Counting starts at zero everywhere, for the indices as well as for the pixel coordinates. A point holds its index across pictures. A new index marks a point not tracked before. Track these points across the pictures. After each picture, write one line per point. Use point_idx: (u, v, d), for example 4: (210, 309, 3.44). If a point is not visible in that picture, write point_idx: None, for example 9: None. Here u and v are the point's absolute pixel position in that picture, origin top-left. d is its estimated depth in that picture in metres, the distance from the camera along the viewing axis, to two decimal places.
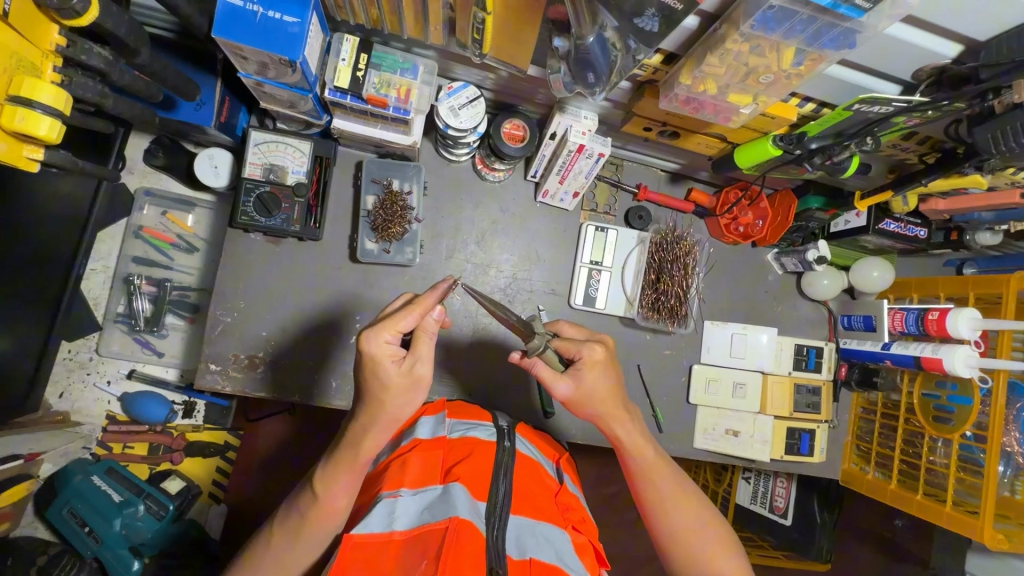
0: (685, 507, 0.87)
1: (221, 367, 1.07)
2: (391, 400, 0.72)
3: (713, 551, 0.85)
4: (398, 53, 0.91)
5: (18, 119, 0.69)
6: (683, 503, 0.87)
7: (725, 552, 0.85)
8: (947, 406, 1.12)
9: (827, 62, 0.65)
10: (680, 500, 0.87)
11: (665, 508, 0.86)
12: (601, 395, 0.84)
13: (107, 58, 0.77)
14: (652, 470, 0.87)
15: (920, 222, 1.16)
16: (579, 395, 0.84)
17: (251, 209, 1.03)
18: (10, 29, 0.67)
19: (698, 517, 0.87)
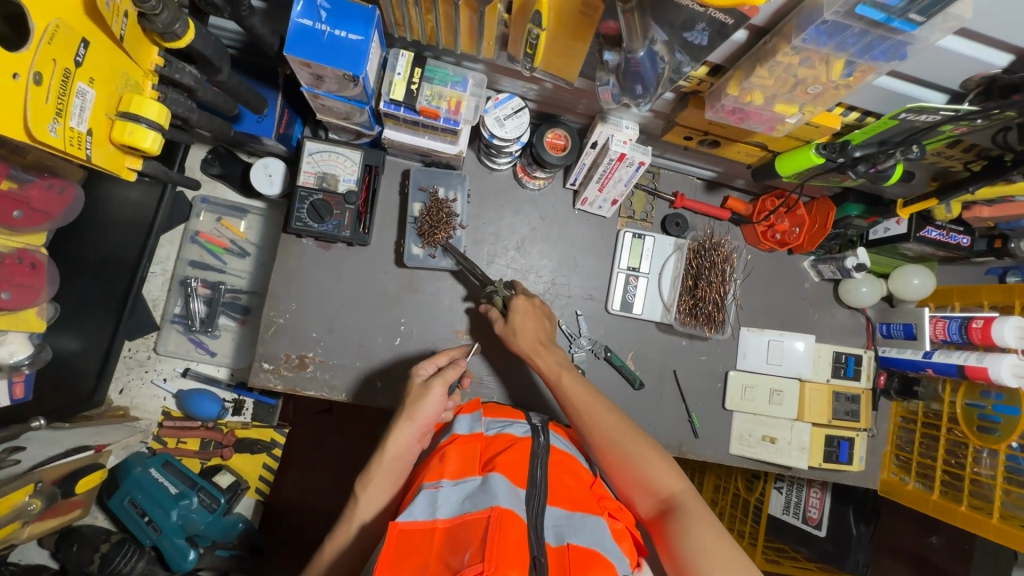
0: (606, 421, 0.92)
1: (273, 366, 1.12)
2: (421, 405, 0.93)
3: (640, 460, 0.87)
4: (449, 66, 0.96)
5: (128, 132, 0.77)
6: (604, 420, 0.92)
7: (649, 457, 0.88)
8: (991, 415, 1.11)
9: (876, 73, 0.67)
10: (599, 416, 0.92)
11: (588, 423, 0.92)
12: (525, 337, 1.03)
13: (197, 76, 0.86)
14: (571, 391, 0.96)
15: (963, 229, 1.14)
16: (510, 332, 1.04)
17: (305, 216, 1.08)
18: (124, 51, 0.76)
19: (621, 431, 0.90)
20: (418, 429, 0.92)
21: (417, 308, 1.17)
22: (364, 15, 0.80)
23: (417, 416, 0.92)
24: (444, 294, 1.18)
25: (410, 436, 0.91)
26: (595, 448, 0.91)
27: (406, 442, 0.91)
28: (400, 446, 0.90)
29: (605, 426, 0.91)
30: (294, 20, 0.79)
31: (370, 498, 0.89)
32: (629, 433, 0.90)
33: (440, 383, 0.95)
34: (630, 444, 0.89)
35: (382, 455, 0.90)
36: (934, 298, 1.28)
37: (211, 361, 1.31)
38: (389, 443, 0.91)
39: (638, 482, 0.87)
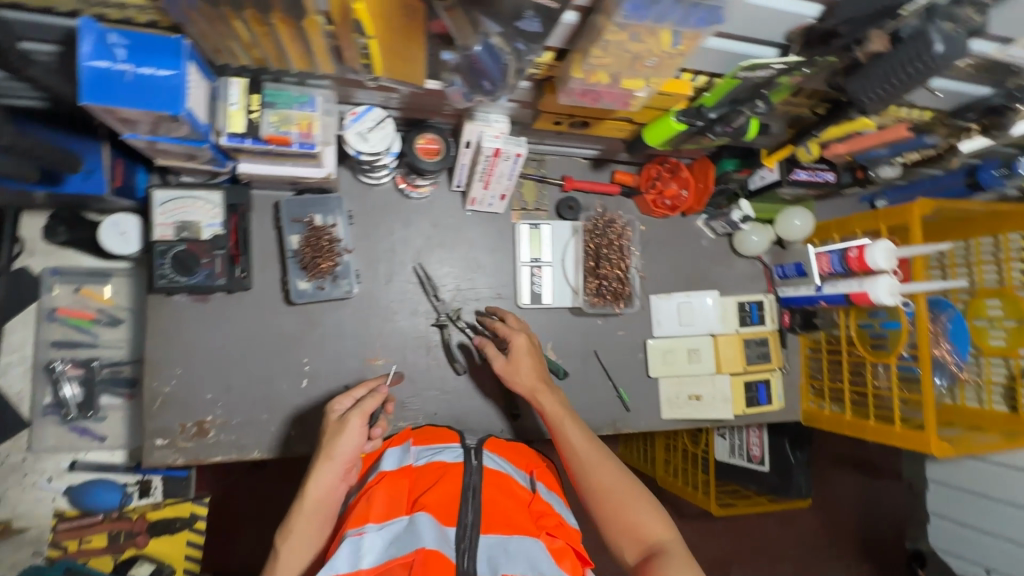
0: (607, 469, 0.92)
1: (168, 440, 1.02)
2: (338, 443, 0.83)
3: (633, 507, 0.88)
4: (291, 87, 0.88)
5: None
6: (603, 466, 0.92)
7: (643, 508, 0.88)
8: (881, 332, 1.20)
9: (703, 38, 0.67)
10: (598, 462, 0.92)
11: (587, 468, 0.92)
12: (524, 373, 1.02)
13: None
14: (572, 435, 0.96)
15: (827, 167, 1.21)
16: (511, 367, 1.03)
17: (169, 270, 0.99)
18: None
19: (619, 478, 0.91)
20: (337, 470, 0.82)
21: (320, 344, 1.10)
22: (169, 46, 0.72)
23: (335, 455, 0.82)
24: (346, 324, 1.11)
25: (330, 477, 0.82)
26: (592, 493, 0.90)
27: (325, 485, 0.82)
28: (321, 490, 0.81)
29: (603, 472, 0.91)
30: (84, 63, 0.69)
31: (292, 552, 0.80)
32: (625, 480, 0.91)
33: (358, 414, 0.84)
34: (625, 491, 0.89)
35: (301, 504, 0.81)
36: (817, 234, 1.36)
37: (102, 447, 1.18)
38: (309, 488, 0.81)
39: (628, 526, 0.87)
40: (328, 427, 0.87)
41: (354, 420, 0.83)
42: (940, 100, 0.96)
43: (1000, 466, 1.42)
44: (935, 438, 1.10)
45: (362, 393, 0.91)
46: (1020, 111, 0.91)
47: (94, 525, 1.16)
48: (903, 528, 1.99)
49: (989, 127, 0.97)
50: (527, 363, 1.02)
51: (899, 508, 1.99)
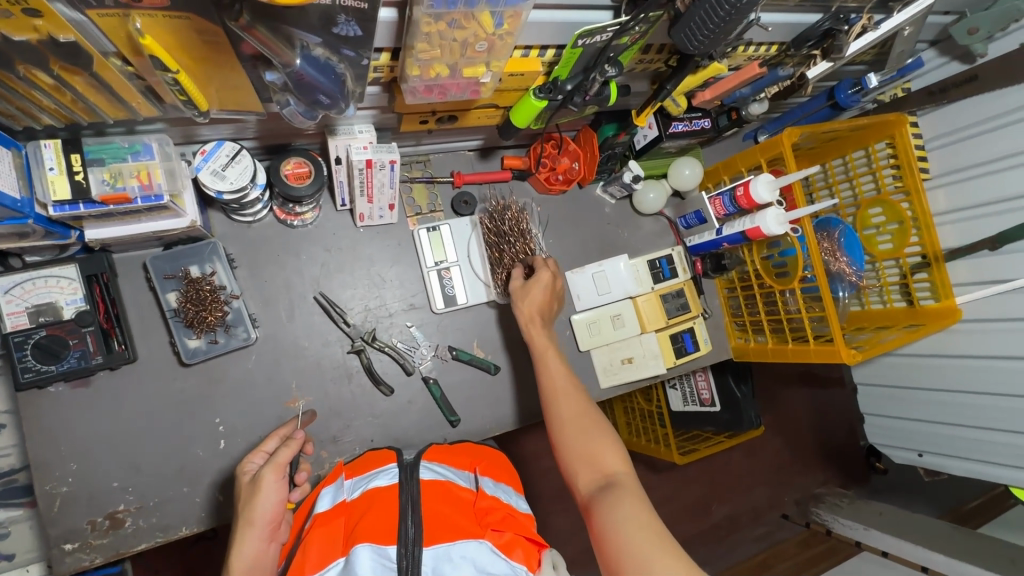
0: (580, 403, 0.96)
1: (80, 541, 0.94)
2: (258, 501, 0.79)
3: (595, 440, 0.90)
4: (119, 138, 0.81)
5: None
6: (573, 401, 0.96)
7: (606, 443, 0.90)
8: (781, 261, 1.25)
9: (524, 14, 0.66)
10: (571, 395, 0.97)
11: (557, 399, 0.97)
12: (528, 304, 1.07)
13: None
14: (551, 367, 1.01)
15: (701, 114, 1.26)
16: (524, 290, 1.09)
17: (33, 361, 0.90)
18: None
19: (586, 412, 0.95)
20: (263, 532, 0.78)
21: (229, 399, 1.03)
22: None
23: (258, 517, 0.78)
24: (254, 372, 1.05)
25: (255, 540, 0.77)
26: (561, 421, 0.94)
27: (250, 550, 0.77)
28: (246, 559, 0.76)
29: (572, 405, 0.96)
30: None
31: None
32: (591, 414, 0.94)
33: (272, 467, 0.82)
34: (590, 424, 0.93)
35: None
36: (709, 179, 1.41)
37: (11, 566, 1.07)
38: (233, 560, 0.76)
39: (586, 455, 0.89)
40: (243, 489, 0.84)
41: (271, 474, 0.81)
42: (778, 33, 1.00)
43: (912, 356, 1.54)
44: (845, 347, 1.16)
45: (272, 446, 0.91)
46: (849, 31, 0.96)
47: None
48: (853, 429, 2.12)
49: (827, 51, 1.01)
50: (540, 294, 1.08)
51: (845, 412, 2.13)
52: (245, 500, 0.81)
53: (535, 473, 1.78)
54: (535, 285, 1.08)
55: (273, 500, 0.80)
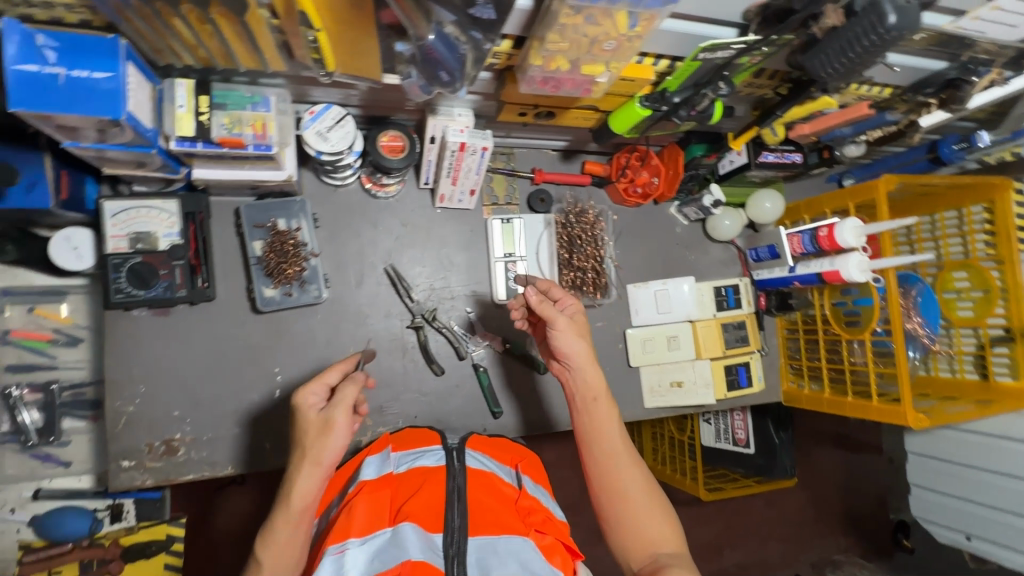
0: (632, 466, 0.88)
1: (136, 461, 0.98)
2: (329, 441, 0.75)
3: (652, 517, 0.84)
4: (243, 87, 0.85)
5: None
6: (632, 468, 0.88)
7: (659, 514, 0.84)
8: (854, 309, 1.21)
9: (660, 19, 0.66)
10: (629, 461, 0.89)
11: (614, 462, 0.88)
12: (569, 347, 0.90)
13: None
14: (602, 422, 0.90)
15: (794, 148, 1.22)
16: (570, 329, 0.91)
17: (125, 284, 0.95)
18: None
19: (643, 483, 0.87)
20: (324, 471, 0.75)
21: (290, 353, 1.06)
22: (105, 46, 0.68)
23: (324, 459, 0.75)
24: (317, 330, 1.08)
25: (311, 480, 0.74)
26: (615, 489, 0.86)
27: (309, 489, 0.74)
28: (306, 496, 0.74)
29: (629, 472, 0.87)
30: (10, 66, 0.65)
31: (275, 556, 0.73)
32: (645, 480, 0.87)
33: (341, 411, 0.76)
34: (647, 497, 0.86)
35: (284, 509, 0.74)
36: (788, 216, 1.37)
37: (67, 472, 1.14)
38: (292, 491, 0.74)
39: (638, 530, 0.83)
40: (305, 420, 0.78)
41: (341, 418, 0.76)
42: (897, 77, 0.96)
43: (972, 432, 1.46)
44: (911, 410, 1.11)
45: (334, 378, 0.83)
46: (976, 83, 0.92)
47: (61, 555, 1.11)
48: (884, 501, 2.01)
49: (946, 101, 0.98)
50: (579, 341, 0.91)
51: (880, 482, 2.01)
52: (308, 434, 0.76)
53: (554, 481, 1.77)
54: (577, 324, 0.93)
55: (337, 443, 0.76)
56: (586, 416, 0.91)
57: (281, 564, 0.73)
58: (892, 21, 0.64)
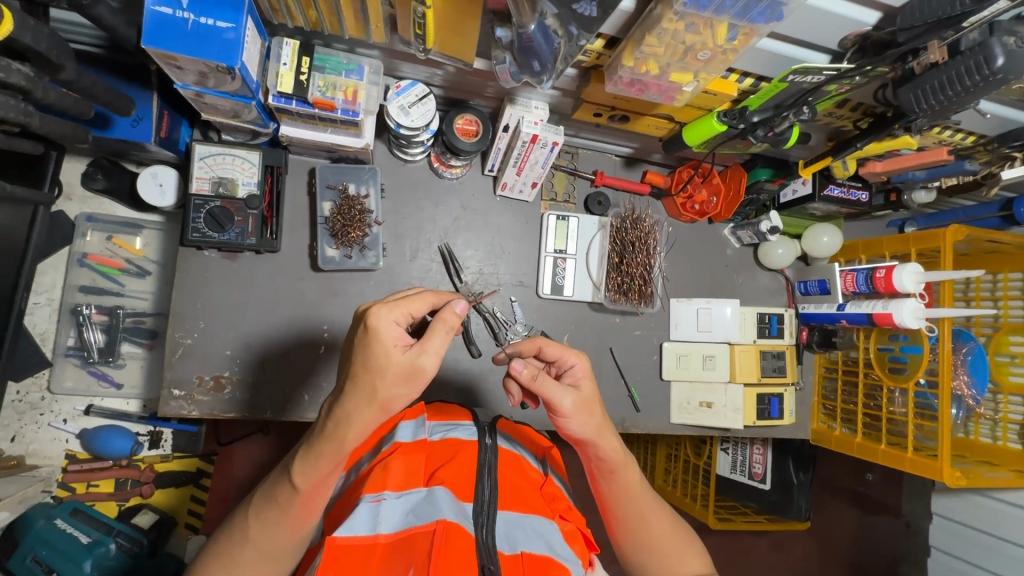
0: (656, 515, 0.82)
1: (185, 391, 1.04)
2: (385, 387, 0.61)
3: (683, 561, 0.81)
4: (341, 53, 0.89)
5: None
6: (660, 515, 0.83)
7: (688, 551, 0.82)
8: (900, 356, 1.17)
9: (759, 36, 0.68)
10: (656, 509, 0.83)
11: (642, 517, 0.81)
12: (582, 428, 0.76)
13: (22, 109, 0.67)
14: (622, 483, 0.81)
15: (861, 185, 1.19)
16: (579, 408, 0.75)
17: (202, 225, 1.00)
18: None
19: (671, 527, 0.83)
20: (377, 415, 0.63)
21: (339, 313, 1.10)
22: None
23: (393, 407, 0.63)
24: (367, 295, 1.12)
25: (369, 419, 0.63)
26: (644, 539, 0.81)
27: (366, 429, 0.64)
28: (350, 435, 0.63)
29: (658, 521, 0.82)
30: (149, 7, 0.72)
31: (311, 481, 0.66)
32: (671, 522, 0.83)
33: (431, 356, 0.62)
34: (677, 542, 0.82)
35: (333, 441, 0.64)
36: (843, 253, 1.35)
37: (117, 394, 1.22)
38: (347, 425, 0.63)
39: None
40: (381, 358, 0.60)
41: (434, 368, 0.62)
42: (985, 123, 0.95)
43: (1005, 503, 1.41)
44: (948, 467, 1.07)
45: (421, 310, 0.66)
46: None
47: (101, 470, 1.19)
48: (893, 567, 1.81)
49: None
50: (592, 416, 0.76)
51: (895, 547, 1.82)
52: (381, 375, 0.60)
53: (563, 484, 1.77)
54: (582, 397, 0.76)
55: (414, 391, 0.63)
56: (604, 478, 0.81)
57: (314, 491, 0.67)
58: (999, 63, 0.64)
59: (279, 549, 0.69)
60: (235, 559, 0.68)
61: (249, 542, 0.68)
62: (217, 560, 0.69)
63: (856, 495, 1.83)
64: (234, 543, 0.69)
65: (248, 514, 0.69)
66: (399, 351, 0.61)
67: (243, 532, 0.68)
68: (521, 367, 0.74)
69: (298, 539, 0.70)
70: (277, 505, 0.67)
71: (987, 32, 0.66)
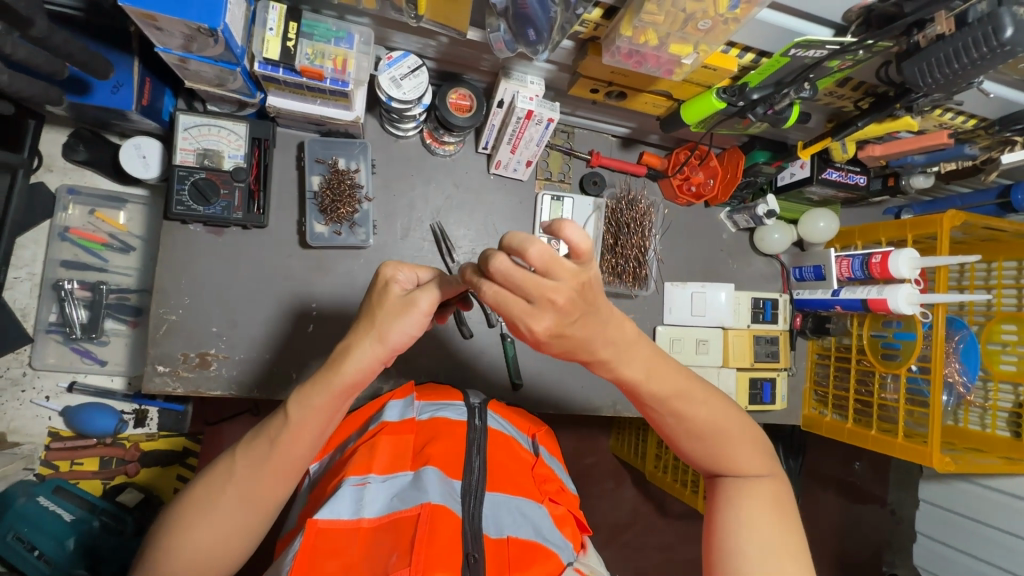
0: (705, 403, 0.75)
1: (169, 368, 1.02)
2: (381, 317, 0.64)
3: (734, 446, 0.77)
4: (330, 20, 0.86)
5: None
6: (707, 408, 0.75)
7: (740, 441, 0.77)
8: (893, 343, 1.17)
9: (761, 4, 0.65)
10: (699, 401, 0.75)
11: (682, 413, 0.74)
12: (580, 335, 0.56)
13: None
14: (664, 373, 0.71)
15: (859, 169, 1.18)
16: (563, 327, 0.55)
17: (187, 198, 0.97)
18: None
19: (718, 414, 0.76)
20: (376, 350, 0.65)
21: (329, 291, 1.08)
22: None
23: (393, 343, 0.64)
24: (358, 274, 1.09)
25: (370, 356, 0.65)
26: (685, 429, 0.75)
27: (366, 365, 0.65)
28: (356, 367, 0.64)
29: (702, 411, 0.75)
30: None
31: (304, 416, 0.66)
32: (722, 406, 0.77)
33: (428, 293, 0.64)
34: (722, 428, 0.76)
35: (332, 373, 0.65)
36: (839, 239, 1.33)
37: (101, 371, 1.19)
38: (349, 353, 0.65)
39: (720, 460, 0.77)
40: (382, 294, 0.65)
41: (428, 304, 0.63)
42: (985, 106, 0.93)
43: (992, 490, 1.42)
44: (938, 452, 1.08)
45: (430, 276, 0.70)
46: None
47: (84, 448, 1.17)
48: (879, 554, 1.82)
49: None
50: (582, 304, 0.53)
51: (880, 534, 1.83)
52: (379, 310, 0.64)
53: None
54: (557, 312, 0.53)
55: (415, 326, 0.64)
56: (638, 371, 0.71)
57: (305, 428, 0.66)
58: (1008, 35, 0.62)
59: (260, 497, 0.67)
60: (216, 499, 0.65)
61: (231, 481, 0.66)
62: (191, 504, 0.65)
63: (844, 482, 1.83)
64: (213, 486, 0.66)
65: (236, 453, 0.67)
66: (397, 290, 0.66)
67: (227, 470, 0.66)
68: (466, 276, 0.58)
69: (280, 489, 0.68)
70: (268, 441, 0.66)
71: (996, 4, 0.64)
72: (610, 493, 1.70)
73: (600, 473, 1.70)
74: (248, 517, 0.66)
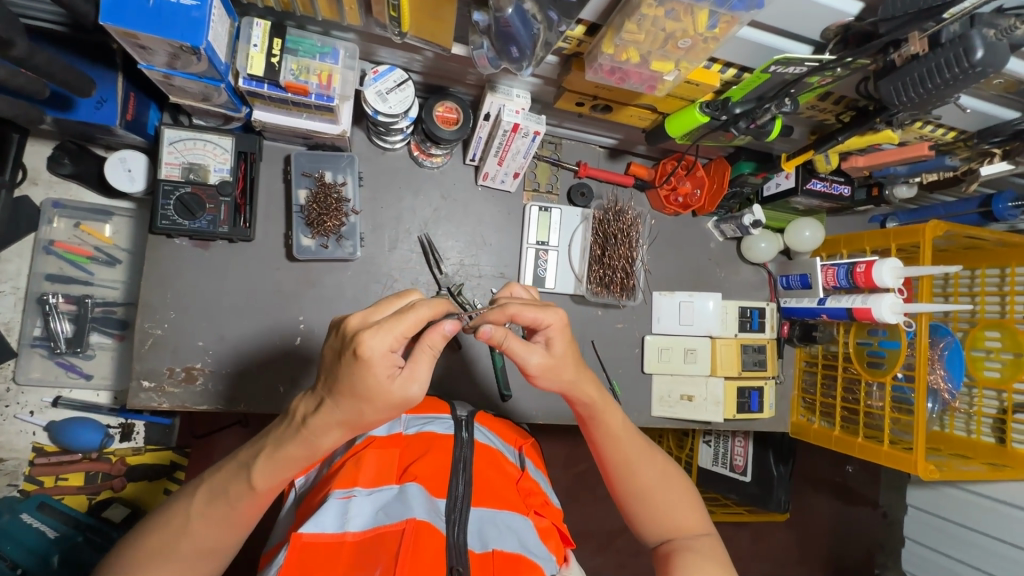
0: (649, 461, 0.82)
1: (155, 383, 1.01)
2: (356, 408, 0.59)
3: (677, 505, 0.80)
4: (315, 36, 0.86)
5: None
6: (651, 464, 0.82)
7: (683, 502, 0.81)
8: (879, 351, 1.18)
9: (740, 24, 0.66)
10: (645, 456, 0.82)
11: (629, 465, 0.81)
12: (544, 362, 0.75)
13: None
14: (613, 421, 0.81)
15: (844, 180, 1.19)
16: (554, 368, 0.75)
17: (172, 213, 0.97)
18: None
19: (666, 472, 0.82)
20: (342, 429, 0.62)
21: (316, 304, 1.08)
22: None
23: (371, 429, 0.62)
24: (345, 286, 1.09)
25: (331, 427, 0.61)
26: (632, 485, 0.81)
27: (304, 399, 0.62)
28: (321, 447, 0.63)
29: (648, 469, 0.81)
30: None
31: (270, 480, 0.65)
32: (666, 466, 0.83)
33: (419, 386, 0.60)
34: (670, 488, 0.81)
35: (306, 445, 0.63)
36: (825, 248, 1.34)
37: (87, 385, 1.19)
38: (319, 432, 0.62)
39: (664, 520, 0.80)
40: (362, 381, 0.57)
41: (416, 399, 0.60)
42: (964, 119, 0.95)
43: (980, 495, 1.43)
44: (923, 460, 1.08)
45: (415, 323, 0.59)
46: None
47: (69, 463, 1.16)
48: (871, 557, 1.82)
49: (1010, 152, 0.94)
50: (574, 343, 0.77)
51: (870, 538, 1.83)
52: (357, 396, 0.58)
53: None
54: (552, 358, 0.75)
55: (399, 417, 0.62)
56: (592, 423, 0.81)
57: (269, 490, 0.66)
58: (978, 56, 0.63)
59: (217, 546, 0.67)
60: (169, 551, 0.65)
61: (184, 539, 0.65)
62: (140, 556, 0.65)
63: (835, 485, 1.83)
64: (166, 539, 0.65)
65: (191, 505, 0.66)
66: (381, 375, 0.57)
67: (180, 524, 0.65)
68: (489, 330, 0.70)
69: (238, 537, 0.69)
70: (227, 500, 0.65)
71: (967, 25, 0.66)
72: (603, 501, 1.70)
73: (591, 480, 1.70)
74: (202, 564, 0.67)
